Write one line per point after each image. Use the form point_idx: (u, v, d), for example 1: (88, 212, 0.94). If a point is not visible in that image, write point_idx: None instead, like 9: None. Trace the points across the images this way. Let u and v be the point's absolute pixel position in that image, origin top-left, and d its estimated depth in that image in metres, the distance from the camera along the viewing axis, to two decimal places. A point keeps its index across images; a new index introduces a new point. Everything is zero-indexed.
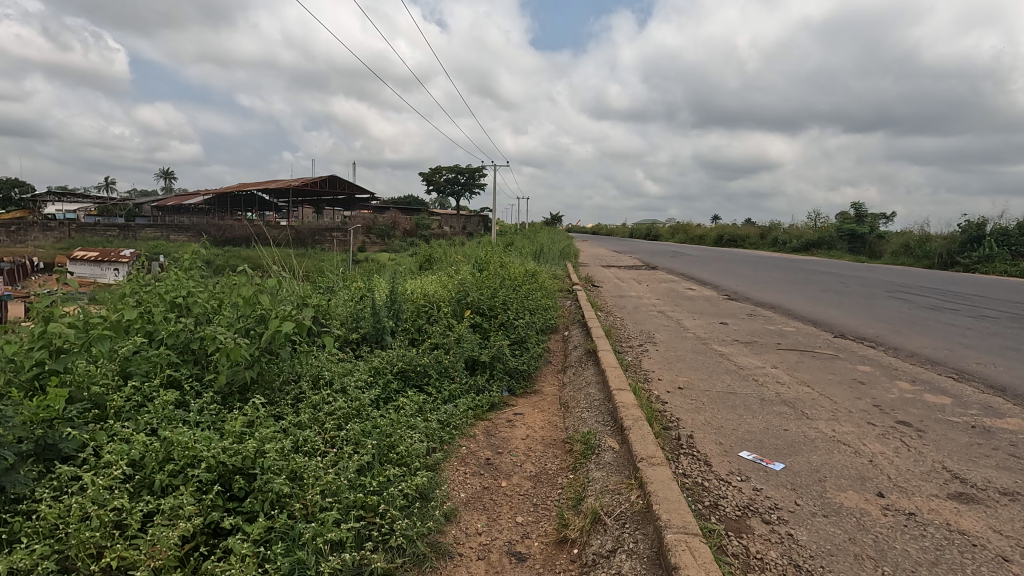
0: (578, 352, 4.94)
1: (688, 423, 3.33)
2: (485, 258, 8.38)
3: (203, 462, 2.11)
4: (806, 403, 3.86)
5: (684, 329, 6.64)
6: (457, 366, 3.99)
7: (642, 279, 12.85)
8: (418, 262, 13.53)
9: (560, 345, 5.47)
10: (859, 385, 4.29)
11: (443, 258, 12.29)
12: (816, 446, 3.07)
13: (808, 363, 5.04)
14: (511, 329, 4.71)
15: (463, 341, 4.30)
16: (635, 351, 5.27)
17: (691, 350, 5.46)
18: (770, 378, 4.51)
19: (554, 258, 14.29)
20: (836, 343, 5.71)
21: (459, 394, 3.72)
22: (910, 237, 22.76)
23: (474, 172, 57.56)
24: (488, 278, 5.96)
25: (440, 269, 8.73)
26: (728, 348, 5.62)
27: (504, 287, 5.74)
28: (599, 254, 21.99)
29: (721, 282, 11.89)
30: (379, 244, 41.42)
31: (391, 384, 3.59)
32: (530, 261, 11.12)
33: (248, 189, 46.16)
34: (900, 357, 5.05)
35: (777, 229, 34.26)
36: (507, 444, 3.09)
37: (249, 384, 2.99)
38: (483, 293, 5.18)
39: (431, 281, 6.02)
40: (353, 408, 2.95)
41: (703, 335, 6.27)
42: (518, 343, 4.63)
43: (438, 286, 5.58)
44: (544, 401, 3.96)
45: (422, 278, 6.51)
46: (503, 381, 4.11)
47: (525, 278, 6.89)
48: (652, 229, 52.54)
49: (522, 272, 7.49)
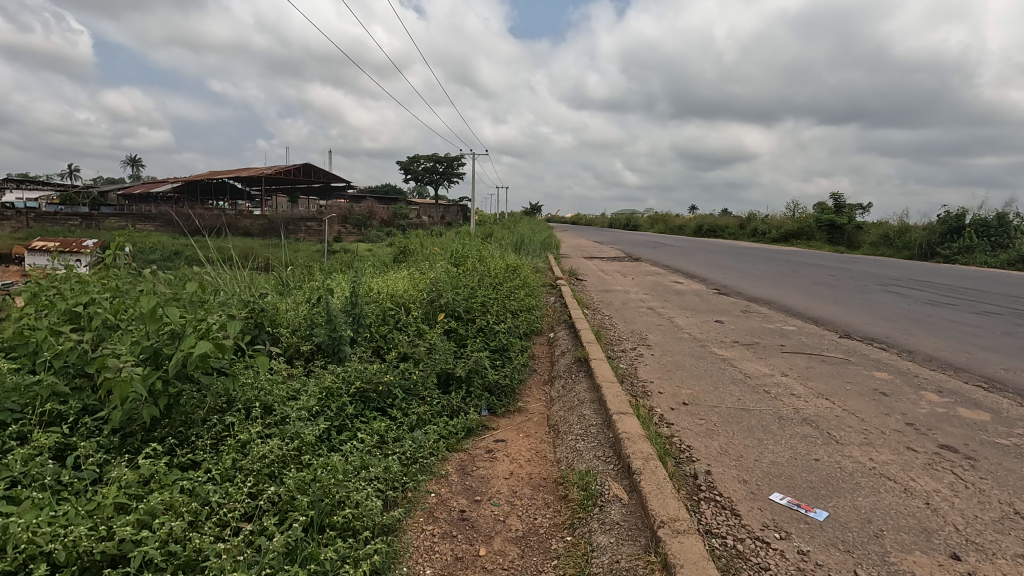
0: (566, 360, 4.39)
1: (703, 454, 2.80)
2: (462, 251, 7.74)
3: (52, 556, 1.49)
4: (830, 421, 3.36)
5: (678, 329, 6.12)
6: (428, 384, 3.39)
7: (626, 272, 12.34)
8: (392, 255, 12.82)
9: (545, 350, 4.91)
10: (883, 397, 3.82)
11: (418, 250, 11.62)
12: (859, 484, 2.55)
13: (819, 369, 4.56)
14: (490, 335, 4.11)
15: (435, 351, 3.70)
16: (629, 357, 4.73)
17: (690, 355, 4.94)
18: (783, 389, 4.01)
19: (535, 249, 13.76)
20: (844, 346, 5.25)
21: (429, 418, 3.14)
22: (889, 228, 22.71)
23: (452, 161, 56.48)
24: (464, 275, 5.34)
25: (415, 263, 8.12)
26: (729, 352, 5.12)
27: (482, 284, 5.14)
28: (581, 245, 21.44)
29: (709, 275, 11.43)
30: (355, 234, 40.37)
31: (346, 410, 2.98)
32: (510, 253, 10.52)
33: (218, 177, 44.64)
34: (919, 362, 4.59)
35: (756, 220, 34.20)
36: (487, 487, 2.52)
37: (158, 419, 2.37)
38: (459, 293, 4.56)
39: (401, 278, 5.40)
40: (293, 449, 2.34)
41: (699, 336, 5.76)
42: (499, 352, 4.04)
43: (408, 285, 4.94)
44: (530, 422, 3.39)
45: (391, 275, 5.86)
46: (481, 398, 3.53)
47: (505, 273, 6.29)
48: (631, 220, 52.25)
49: (502, 266, 6.89)
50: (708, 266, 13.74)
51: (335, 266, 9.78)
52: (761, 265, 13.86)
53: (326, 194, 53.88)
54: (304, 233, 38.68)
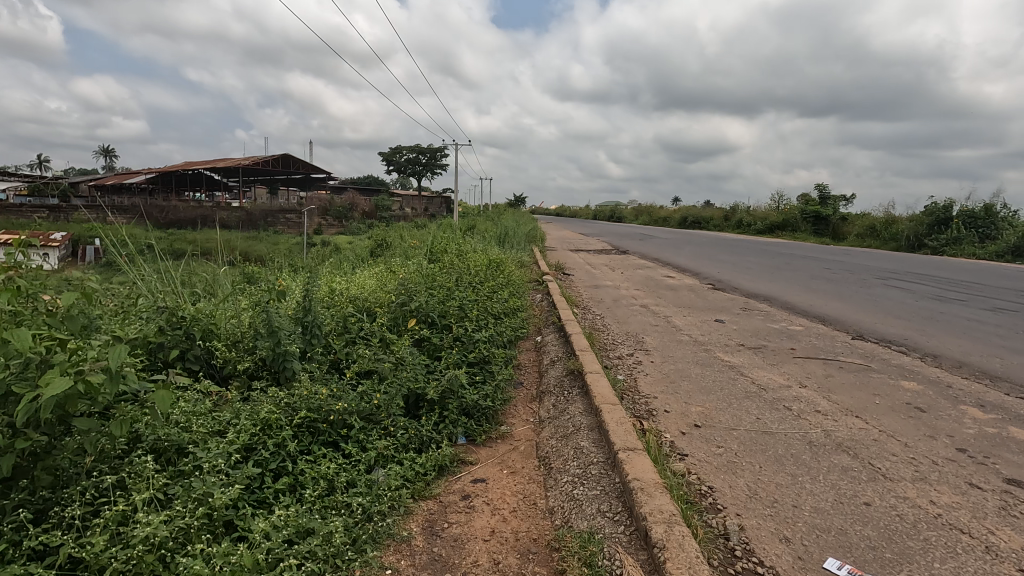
0: (557, 371, 3.84)
1: (730, 500, 2.27)
2: (440, 245, 7.11)
3: None
4: (870, 447, 2.85)
5: (676, 331, 5.60)
6: (393, 409, 2.81)
7: (615, 266, 11.81)
8: (368, 249, 12.14)
9: (532, 359, 4.36)
10: (920, 414, 3.33)
11: (395, 245, 10.96)
12: (930, 541, 2.04)
13: (840, 378, 4.07)
14: (469, 345, 3.53)
15: (403, 368, 3.12)
16: (626, 366, 4.19)
17: (694, 362, 4.41)
18: (805, 405, 3.50)
19: (520, 242, 13.20)
20: (860, 350, 4.77)
21: (391, 454, 2.58)
22: (876, 219, 22.53)
23: (434, 152, 55.47)
24: (440, 273, 4.73)
25: (389, 259, 7.50)
26: (736, 358, 4.60)
27: (460, 283, 4.56)
28: (567, 238, 20.88)
29: (700, 269, 10.96)
30: (335, 227, 39.41)
31: (287, 448, 2.41)
32: (492, 247, 9.90)
33: (192, 168, 43.25)
34: (948, 370, 4.13)
35: (740, 211, 34.04)
36: (461, 556, 1.95)
37: (18, 477, 1.79)
38: (434, 295, 3.98)
39: (368, 277, 4.79)
40: (199, 517, 1.77)
41: (700, 339, 5.25)
42: (480, 366, 3.46)
43: (375, 286, 4.33)
44: (515, 454, 2.83)
45: (359, 274, 5.24)
46: (457, 424, 2.95)
47: (487, 269, 5.69)
48: (615, 211, 51.87)
49: (484, 262, 6.29)
50: (698, 258, 13.27)
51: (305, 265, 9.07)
52: (752, 258, 13.43)
53: (305, 185, 52.55)
54: (282, 226, 37.56)
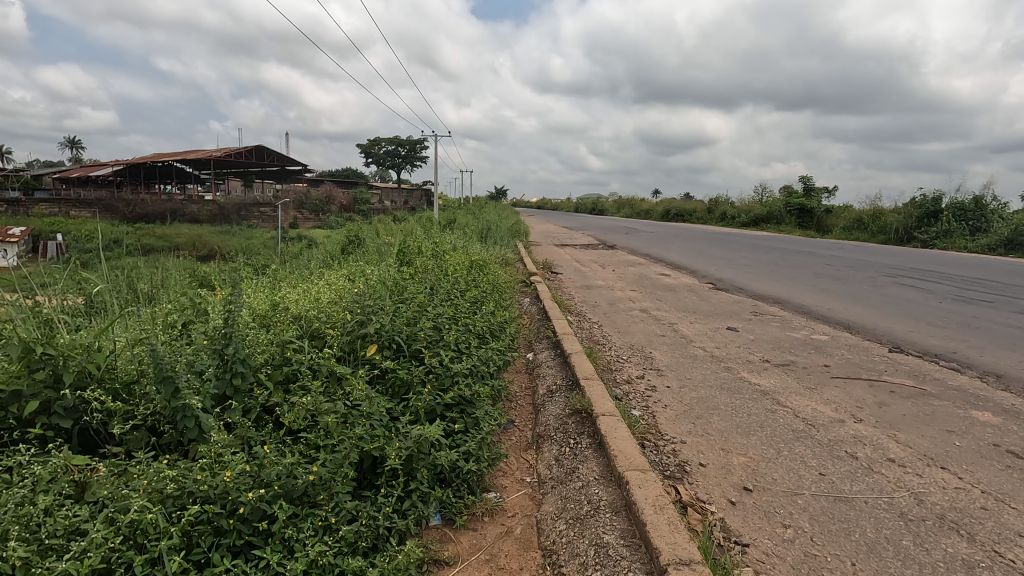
0: (557, 407, 3.06)
1: None
2: (413, 244, 6.24)
3: None
4: (985, 523, 2.13)
5: (687, 343, 4.85)
6: (337, 486, 2.00)
7: (604, 262, 11.04)
8: (340, 245, 11.20)
9: (524, 390, 3.58)
10: (1021, 463, 2.62)
11: (368, 243, 10.04)
12: None
13: (897, 406, 3.38)
14: (445, 380, 2.72)
15: (355, 420, 2.30)
16: (640, 396, 3.44)
17: (719, 389, 3.66)
18: (871, 450, 2.78)
19: (503, 236, 12.40)
20: (906, 368, 4.09)
21: (328, 563, 1.78)
22: (863, 211, 22.20)
23: (412, 143, 54.13)
24: (409, 281, 3.90)
25: (357, 261, 6.62)
26: (765, 380, 3.86)
27: (436, 292, 3.74)
28: (551, 232, 20.11)
29: (695, 266, 10.28)
30: (311, 221, 38.07)
31: (167, 568, 1.61)
32: (474, 244, 9.07)
33: (159, 160, 41.39)
34: (1021, 396, 3.46)
35: (724, 203, 33.69)
36: None
37: None
38: (400, 313, 3.15)
39: (322, 286, 3.94)
40: None
41: (717, 355, 4.51)
42: (459, 408, 2.66)
43: (328, 298, 3.48)
44: (510, 546, 2.05)
45: (313, 282, 4.37)
46: (429, 498, 2.17)
47: (467, 272, 4.86)
48: (597, 204, 51.28)
49: (463, 262, 5.46)
50: (690, 254, 12.59)
51: (265, 269, 8.13)
52: (745, 253, 12.82)
53: (280, 176, 50.84)
54: (255, 219, 36.11)
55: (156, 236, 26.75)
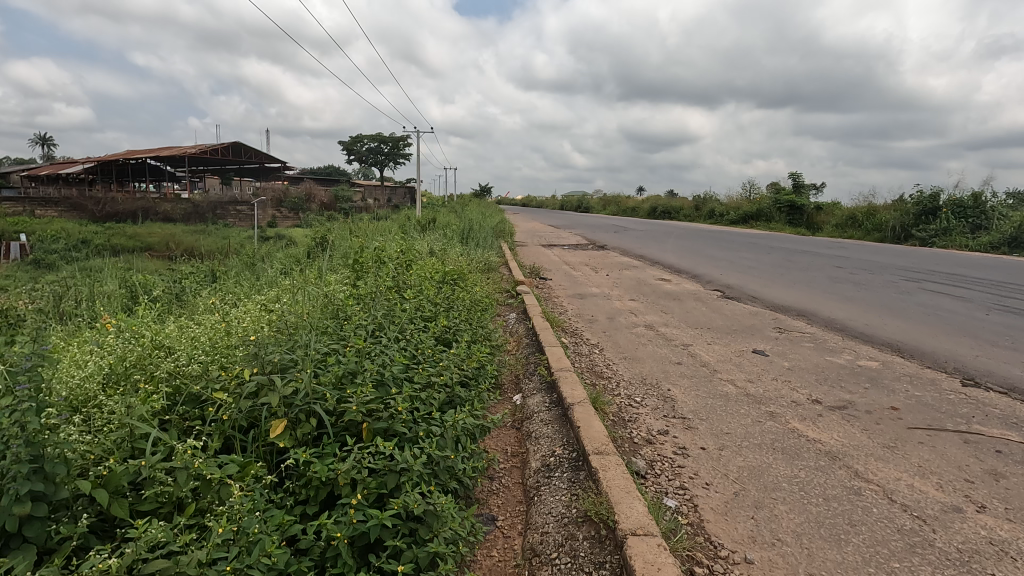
0: (558, 504, 2.11)
1: None
2: (376, 251, 5.22)
3: None
4: None
5: (711, 375, 3.92)
6: None
7: (597, 266, 10.10)
8: (305, 248, 10.11)
9: (511, 460, 2.62)
10: None
11: (335, 246, 8.97)
12: None
13: (1019, 479, 2.48)
14: (386, 481, 1.78)
15: None
16: (670, 470, 2.50)
17: (771, 452, 2.73)
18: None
19: (486, 237, 11.42)
20: (997, 414, 3.20)
21: None
22: (856, 208, 21.61)
23: (394, 140, 52.80)
24: (356, 308, 2.90)
25: (312, 272, 5.59)
26: (827, 436, 2.93)
27: (389, 323, 2.75)
28: (537, 231, 19.21)
29: (696, 269, 9.38)
30: (288, 219, 36.58)
31: None
32: (453, 248, 8.08)
33: (128, 156, 39.64)
34: None
35: (711, 201, 33.03)
36: None
37: None
38: (327, 364, 2.16)
39: (238, 316, 2.94)
40: None
41: (752, 393, 3.58)
42: (407, 530, 1.71)
43: (231, 335, 2.48)
44: None
45: (234, 307, 3.36)
46: None
47: (437, 289, 3.87)
48: (583, 201, 50.46)
49: (433, 274, 4.46)
50: (687, 255, 11.73)
51: (212, 282, 7.05)
52: (744, 253, 12.01)
53: (257, 173, 49.19)
54: (231, 217, 34.64)
55: (126, 235, 25.36)
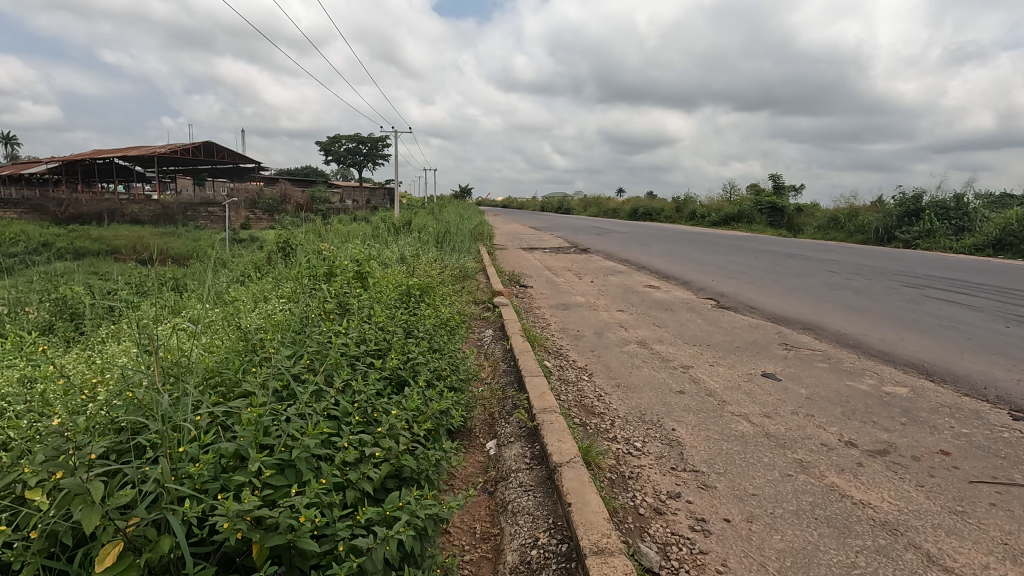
0: None
1: None
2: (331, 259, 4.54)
3: None
4: None
5: (719, 408, 3.33)
6: None
7: (581, 271, 9.53)
8: (268, 253, 9.33)
9: (479, 547, 1.98)
10: None
11: (299, 251, 8.22)
12: None
13: None
14: None
15: None
16: (690, 561, 1.90)
17: (816, 526, 2.13)
18: None
19: (464, 241, 10.78)
20: None
21: None
22: (837, 210, 21.47)
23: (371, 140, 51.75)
24: (276, 343, 2.23)
25: (259, 286, 4.87)
26: (877, 496, 2.35)
27: (317, 365, 2.09)
28: (517, 233, 18.60)
29: (684, 275, 8.86)
30: (262, 221, 35.34)
31: None
32: (426, 253, 7.41)
33: (93, 155, 37.99)
34: None
35: (692, 203, 32.80)
36: None
37: None
38: (205, 442, 1.50)
39: (121, 358, 2.24)
40: None
41: (773, 433, 2.99)
42: None
43: (86, 391, 1.80)
44: None
45: (134, 337, 2.66)
46: None
47: (395, 309, 3.21)
48: (563, 203, 49.98)
49: (394, 289, 3.80)
50: (674, 259, 11.22)
51: (154, 292, 6.25)
52: (732, 257, 11.53)
53: (231, 173, 47.81)
54: (201, 219, 33.33)
55: (89, 237, 24.04)
